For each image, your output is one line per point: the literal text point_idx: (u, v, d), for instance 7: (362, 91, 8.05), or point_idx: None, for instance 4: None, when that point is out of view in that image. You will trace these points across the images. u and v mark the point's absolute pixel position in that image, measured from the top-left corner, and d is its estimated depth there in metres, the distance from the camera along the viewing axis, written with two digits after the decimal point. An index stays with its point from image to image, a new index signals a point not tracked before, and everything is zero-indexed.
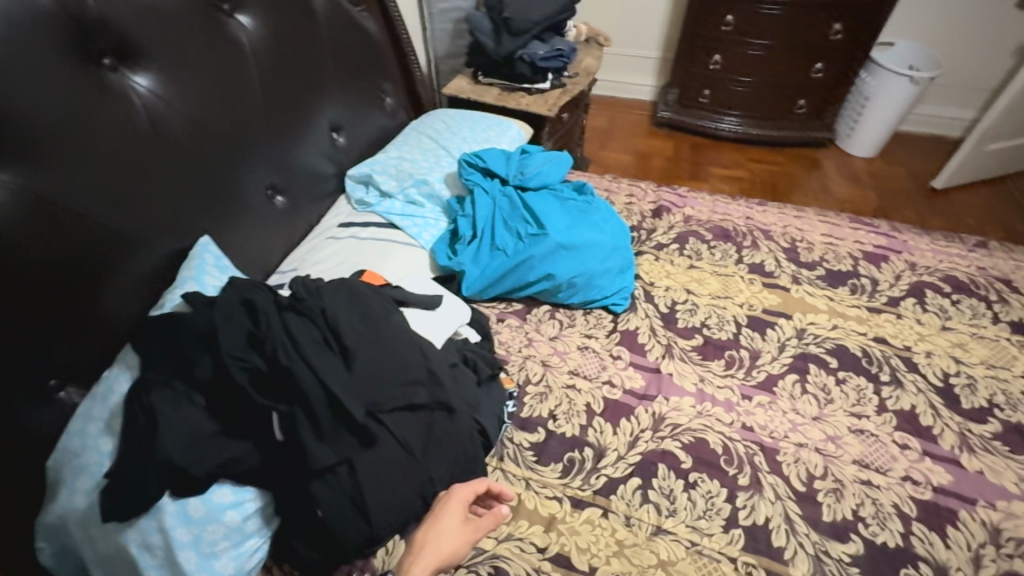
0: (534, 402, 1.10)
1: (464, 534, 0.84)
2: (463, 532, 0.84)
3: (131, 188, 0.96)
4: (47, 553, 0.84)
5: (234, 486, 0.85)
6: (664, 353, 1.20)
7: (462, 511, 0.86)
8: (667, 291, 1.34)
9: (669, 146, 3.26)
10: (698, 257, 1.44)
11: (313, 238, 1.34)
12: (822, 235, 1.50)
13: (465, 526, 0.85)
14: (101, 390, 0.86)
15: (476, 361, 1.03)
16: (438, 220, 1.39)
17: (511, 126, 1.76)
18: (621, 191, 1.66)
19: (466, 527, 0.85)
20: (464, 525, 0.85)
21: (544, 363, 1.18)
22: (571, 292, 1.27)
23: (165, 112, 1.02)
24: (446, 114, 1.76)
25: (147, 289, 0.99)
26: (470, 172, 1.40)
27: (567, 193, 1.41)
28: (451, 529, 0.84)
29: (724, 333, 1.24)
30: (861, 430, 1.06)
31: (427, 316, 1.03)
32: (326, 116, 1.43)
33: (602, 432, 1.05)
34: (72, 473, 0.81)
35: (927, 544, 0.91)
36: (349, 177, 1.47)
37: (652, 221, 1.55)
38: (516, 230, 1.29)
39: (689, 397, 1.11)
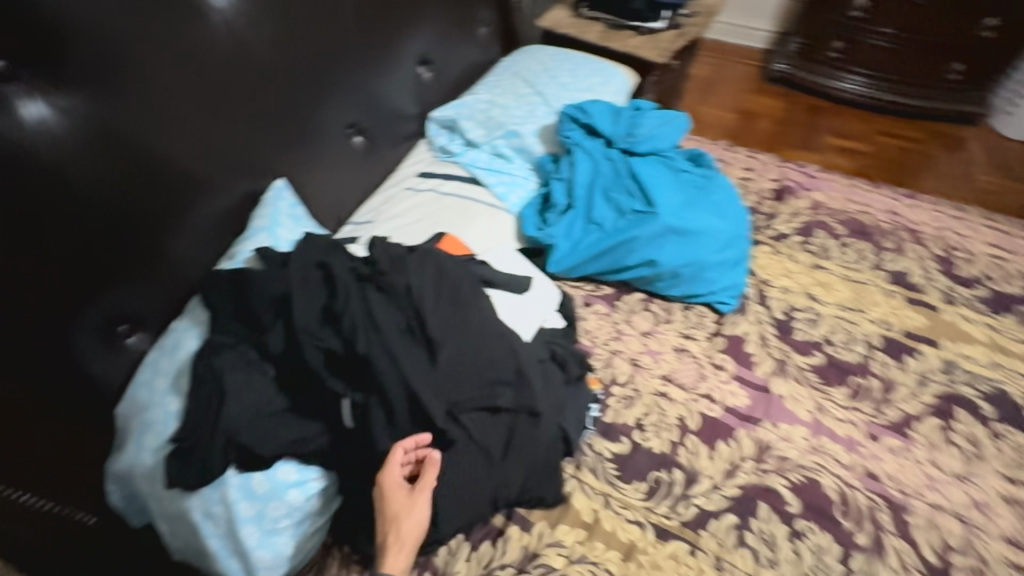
0: (619, 407, 0.97)
1: (421, 500, 0.72)
2: (419, 504, 0.71)
3: (204, 121, 0.86)
4: (117, 496, 0.82)
5: (299, 464, 0.79)
6: (777, 370, 1.03)
7: (402, 488, 0.71)
8: (784, 293, 1.14)
9: (779, 105, 2.85)
10: (826, 255, 1.22)
11: (389, 188, 1.22)
12: (987, 244, 1.24)
13: (415, 495, 0.72)
14: (169, 342, 0.81)
15: (564, 357, 0.90)
16: (527, 180, 1.23)
17: (617, 74, 1.52)
18: (737, 163, 1.43)
19: (419, 495, 0.72)
20: (412, 498, 0.71)
21: (633, 362, 1.04)
22: (672, 283, 1.10)
23: (246, 34, 0.90)
24: (543, 52, 1.54)
25: (219, 234, 0.91)
26: (570, 129, 1.22)
27: (681, 162, 1.20)
28: (404, 512, 0.70)
29: (852, 355, 1.05)
30: (1017, 501, 0.88)
31: (515, 301, 0.90)
32: (414, 47, 1.26)
33: (696, 454, 0.92)
34: (139, 428, 0.77)
35: None
36: (432, 120, 1.32)
37: (773, 204, 1.32)
38: (618, 204, 1.12)
39: (804, 427, 0.95)
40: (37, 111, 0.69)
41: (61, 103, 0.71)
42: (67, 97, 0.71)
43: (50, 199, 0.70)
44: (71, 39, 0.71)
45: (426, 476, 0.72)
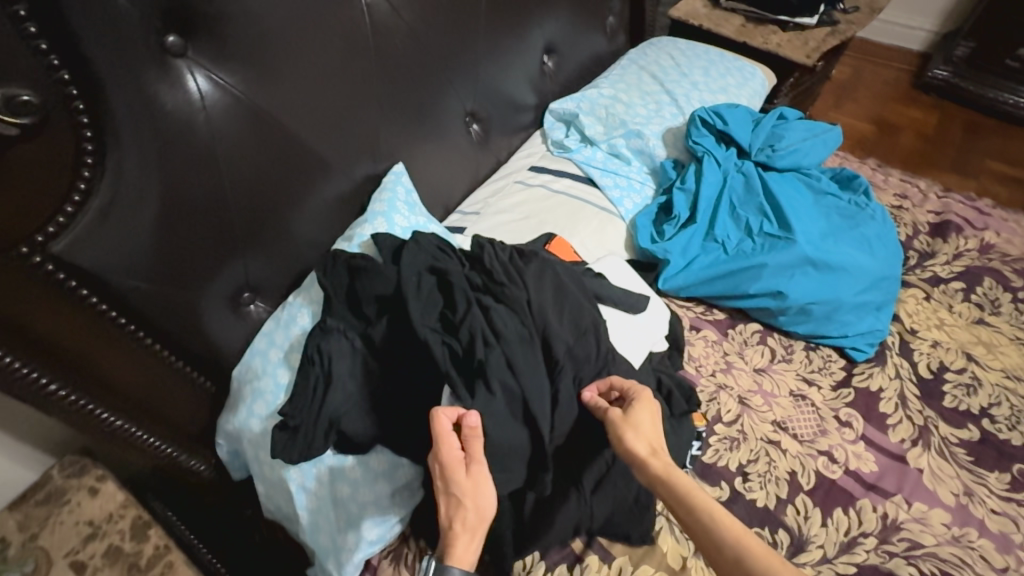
0: (722, 447, 0.89)
1: (478, 474, 0.64)
2: (477, 481, 0.63)
3: (341, 103, 0.87)
4: (224, 449, 0.89)
5: (391, 455, 0.79)
6: (918, 439, 0.89)
7: (456, 462, 0.63)
8: (935, 348, 0.98)
9: (932, 119, 2.49)
10: (993, 309, 1.03)
11: (499, 179, 1.19)
12: None
13: (470, 468, 0.64)
14: (284, 316, 0.84)
15: (672, 390, 0.83)
16: (644, 186, 1.15)
17: (756, 75, 1.38)
18: (889, 188, 1.25)
19: (474, 469, 0.64)
20: (469, 474, 0.63)
21: (742, 401, 0.94)
22: (799, 320, 0.98)
23: (388, 17, 0.90)
24: (675, 45, 1.42)
25: (339, 214, 0.93)
26: (701, 133, 1.10)
27: (825, 183, 1.06)
28: (466, 492, 0.62)
29: (1016, 436, 0.89)
30: None
31: (624, 322, 0.84)
32: (542, 35, 1.21)
33: (806, 518, 0.82)
34: (251, 394, 0.81)
35: None
36: (550, 111, 1.26)
37: (930, 240, 1.14)
38: (747, 223, 1.01)
39: (944, 511, 0.82)
40: (199, 85, 0.72)
41: (220, 79, 0.74)
42: (226, 75, 0.74)
43: (199, 172, 0.74)
44: (234, 17, 0.73)
45: (473, 445, 0.64)
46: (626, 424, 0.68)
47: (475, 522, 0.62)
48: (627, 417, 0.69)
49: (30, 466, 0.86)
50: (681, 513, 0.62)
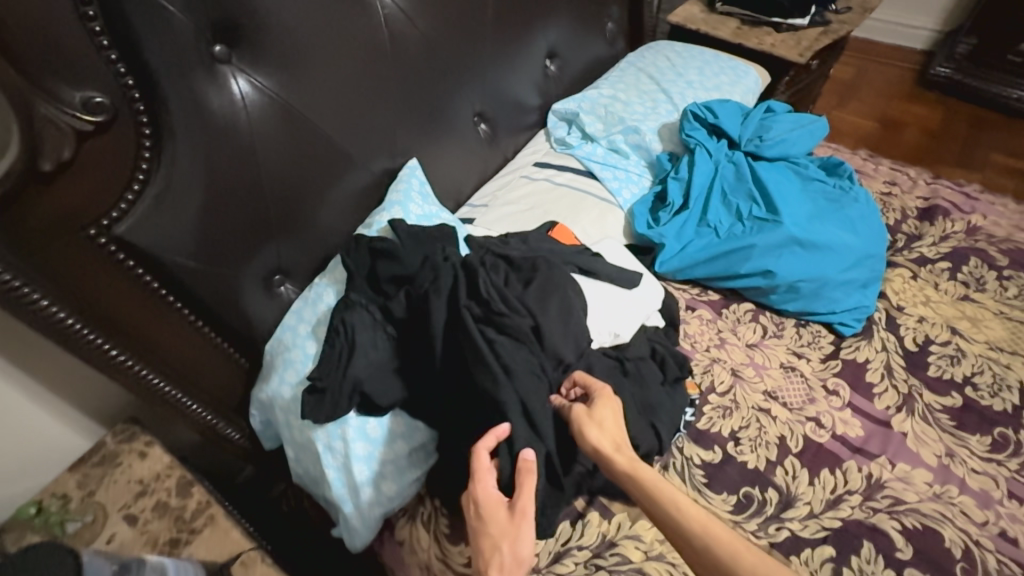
0: (715, 415, 0.95)
1: (523, 522, 0.68)
2: (523, 526, 0.68)
3: (361, 104, 0.96)
4: (257, 419, 0.98)
5: (408, 418, 0.88)
6: (903, 406, 0.94)
7: (501, 505, 0.69)
8: (921, 322, 1.04)
9: (936, 115, 2.52)
10: (978, 286, 1.08)
11: (506, 174, 1.28)
12: None
13: (519, 514, 0.68)
14: (311, 295, 0.93)
15: (665, 359, 0.90)
16: (641, 178, 1.23)
17: (749, 73, 1.45)
18: (879, 176, 1.30)
19: (520, 516, 0.68)
20: (512, 519, 0.68)
21: (734, 373, 1.00)
22: (788, 297, 1.04)
23: (403, 27, 0.99)
24: (672, 48, 1.51)
25: (359, 205, 1.03)
26: (693, 127, 1.18)
27: (812, 170, 1.13)
28: (508, 535, 0.67)
29: (998, 402, 0.93)
30: None
31: (621, 297, 0.90)
32: (544, 41, 1.31)
33: (794, 478, 0.88)
34: (282, 364, 0.90)
35: None
36: (553, 112, 1.35)
37: (918, 223, 1.19)
38: (737, 208, 1.08)
39: (926, 470, 0.87)
40: (240, 88, 0.82)
41: (258, 83, 0.84)
42: (263, 79, 0.84)
43: (239, 164, 0.84)
44: (271, 27, 0.83)
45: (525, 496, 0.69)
46: (590, 421, 0.75)
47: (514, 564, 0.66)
48: (590, 412, 0.76)
49: (85, 434, 0.96)
50: (654, 511, 0.67)
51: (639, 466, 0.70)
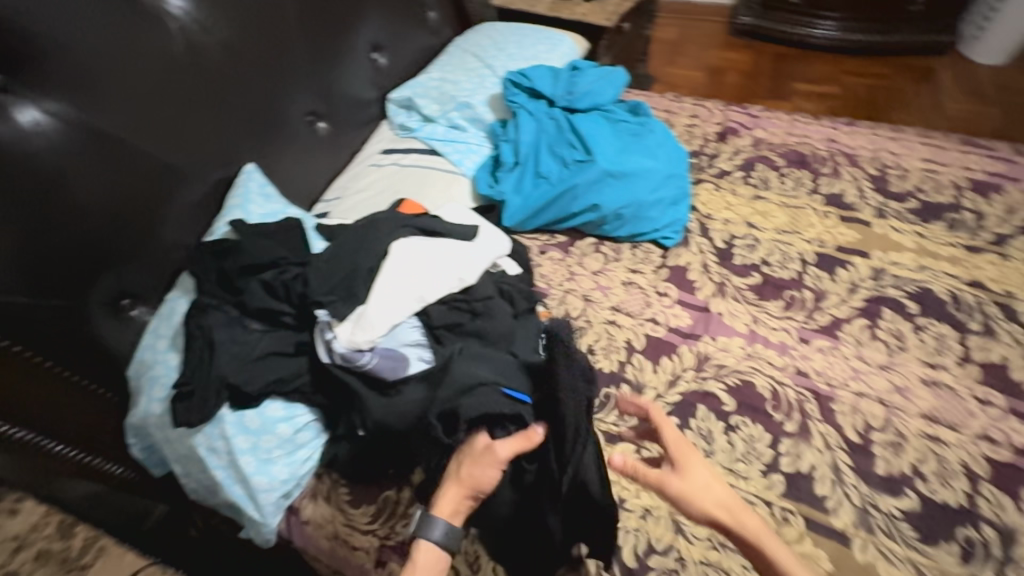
0: (573, 336, 1.08)
1: (489, 461, 0.75)
2: (474, 461, 0.76)
3: (177, 116, 0.98)
4: (137, 447, 0.96)
5: (285, 403, 0.91)
6: (716, 292, 1.12)
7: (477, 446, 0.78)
8: (725, 224, 1.23)
9: (749, 59, 2.91)
10: (765, 186, 1.30)
11: (356, 166, 1.35)
12: (922, 158, 1.29)
13: (492, 456, 0.75)
14: (165, 310, 0.94)
15: (512, 293, 1.00)
16: (480, 146, 1.34)
17: (564, 40, 1.61)
18: (683, 112, 1.52)
19: (495, 456, 0.75)
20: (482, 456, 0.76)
21: (585, 298, 1.14)
22: (617, 224, 1.19)
23: (201, 37, 1.02)
24: (493, 28, 1.63)
25: (201, 216, 1.04)
26: (513, 92, 1.31)
27: (620, 113, 1.29)
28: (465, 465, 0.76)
29: (787, 272, 1.14)
30: (936, 382, 0.96)
31: (462, 247, 0.99)
32: (364, 37, 1.38)
33: (641, 370, 1.02)
34: (147, 383, 0.90)
35: (995, 507, 0.83)
36: (391, 101, 1.43)
37: (716, 145, 1.41)
38: (561, 156, 1.22)
39: (738, 337, 1.05)
40: (33, 117, 0.82)
41: (52, 109, 0.84)
42: (56, 105, 0.84)
43: (50, 192, 0.83)
44: (51, 52, 0.84)
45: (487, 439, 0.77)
46: (694, 491, 0.73)
47: (463, 489, 0.76)
48: (687, 479, 0.75)
49: None
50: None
51: (763, 537, 0.72)
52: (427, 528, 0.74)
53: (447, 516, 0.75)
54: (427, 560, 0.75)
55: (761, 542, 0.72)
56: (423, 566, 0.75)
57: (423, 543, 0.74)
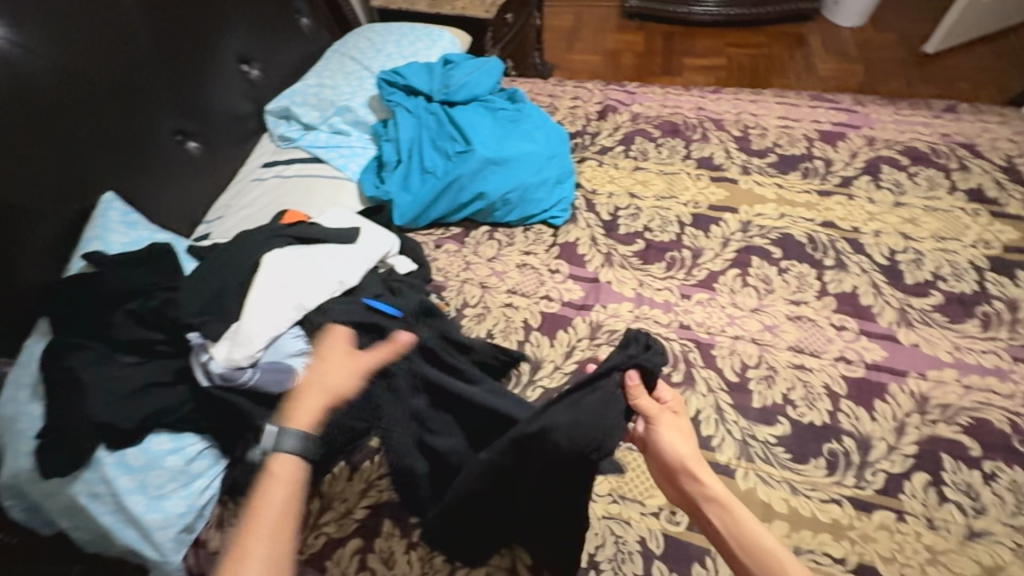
0: (472, 323, 1.10)
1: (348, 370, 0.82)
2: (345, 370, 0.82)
3: (14, 153, 0.90)
4: (16, 509, 0.88)
5: (172, 434, 0.88)
6: (604, 262, 1.17)
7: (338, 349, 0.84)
8: (609, 197, 1.29)
9: (641, 39, 3.03)
10: (644, 156, 1.37)
11: (238, 183, 1.31)
12: (778, 117, 1.41)
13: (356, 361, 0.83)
14: (23, 357, 0.88)
15: (402, 290, 1.01)
16: (365, 149, 1.33)
17: (444, 35, 1.61)
18: (565, 96, 1.57)
19: (356, 360, 0.83)
20: (350, 359, 0.83)
21: (482, 285, 1.16)
22: (506, 209, 1.22)
23: (27, 64, 0.93)
24: (371, 29, 1.62)
25: (57, 254, 0.97)
26: (391, 92, 1.30)
27: (498, 102, 1.32)
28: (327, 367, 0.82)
29: (667, 235, 1.20)
30: (799, 317, 1.05)
31: (345, 251, 0.99)
32: (229, 49, 1.33)
33: (539, 345, 1.06)
34: (12, 438, 0.84)
35: (852, 419, 0.92)
36: (269, 113, 1.39)
37: (597, 123, 1.47)
38: (444, 149, 1.23)
39: (627, 302, 1.11)
40: None
41: None
42: None
43: None
44: None
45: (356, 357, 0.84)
46: (676, 439, 0.79)
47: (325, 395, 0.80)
48: (676, 422, 0.82)
49: None
50: (733, 540, 0.69)
51: (729, 496, 0.72)
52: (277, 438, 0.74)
53: (299, 424, 0.76)
54: (278, 485, 0.72)
55: (725, 496, 0.72)
56: (276, 483, 0.72)
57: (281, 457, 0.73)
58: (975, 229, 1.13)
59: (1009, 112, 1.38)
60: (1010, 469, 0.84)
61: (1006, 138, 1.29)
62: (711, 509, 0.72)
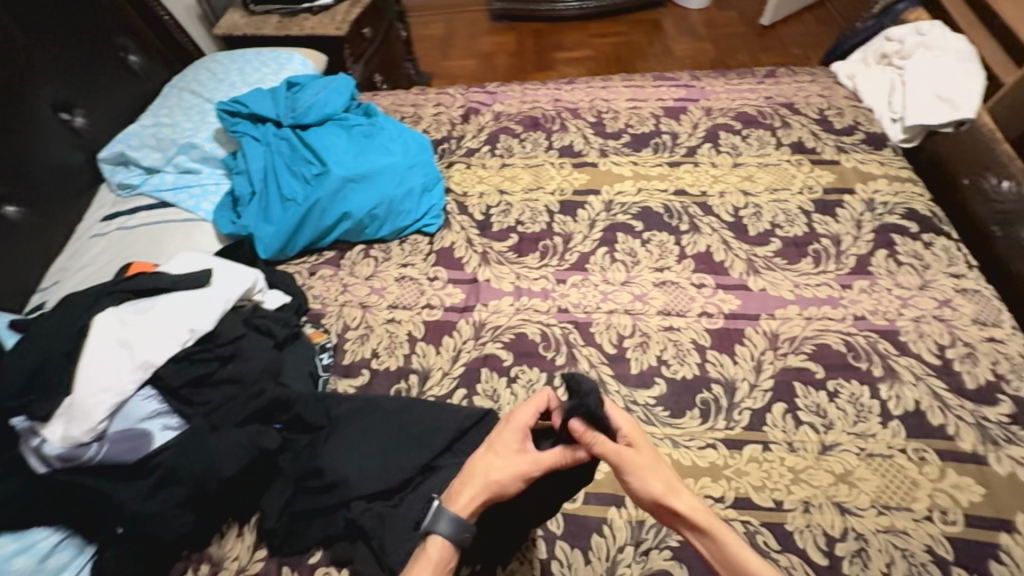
0: (355, 346, 1.07)
1: (510, 458, 0.70)
2: (486, 452, 0.71)
3: None
4: None
5: (14, 534, 0.76)
6: (481, 262, 1.19)
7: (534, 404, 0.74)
8: (480, 197, 1.31)
9: (513, 39, 3.11)
10: (509, 153, 1.40)
11: (76, 242, 1.19)
12: (627, 99, 1.50)
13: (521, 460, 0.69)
14: None
15: (268, 325, 0.97)
16: (218, 185, 1.25)
17: (293, 57, 1.56)
18: (428, 103, 1.57)
19: (529, 456, 0.70)
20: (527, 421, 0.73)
21: (362, 305, 1.13)
22: (376, 225, 1.20)
23: None
24: (212, 59, 1.53)
25: None
26: (234, 122, 1.24)
27: (353, 118, 1.30)
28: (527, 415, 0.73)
29: (537, 225, 1.24)
30: (664, 282, 1.12)
31: (194, 296, 0.93)
32: (40, 99, 1.20)
33: (426, 355, 1.05)
34: None
35: (718, 367, 0.99)
36: (102, 161, 1.28)
37: (462, 126, 1.49)
38: (301, 174, 1.19)
39: (507, 296, 1.13)
40: None
41: None
42: None
43: None
44: None
45: (505, 431, 0.72)
46: (644, 471, 0.68)
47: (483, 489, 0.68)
48: (637, 452, 0.70)
49: None
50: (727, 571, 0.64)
51: (713, 521, 0.65)
52: (433, 520, 0.67)
53: (460, 511, 0.67)
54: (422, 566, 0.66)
55: (710, 523, 0.65)
56: (426, 565, 0.66)
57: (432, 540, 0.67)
58: (800, 178, 1.26)
59: (818, 71, 1.55)
60: (848, 383, 0.95)
61: (817, 94, 1.45)
62: (704, 541, 0.66)
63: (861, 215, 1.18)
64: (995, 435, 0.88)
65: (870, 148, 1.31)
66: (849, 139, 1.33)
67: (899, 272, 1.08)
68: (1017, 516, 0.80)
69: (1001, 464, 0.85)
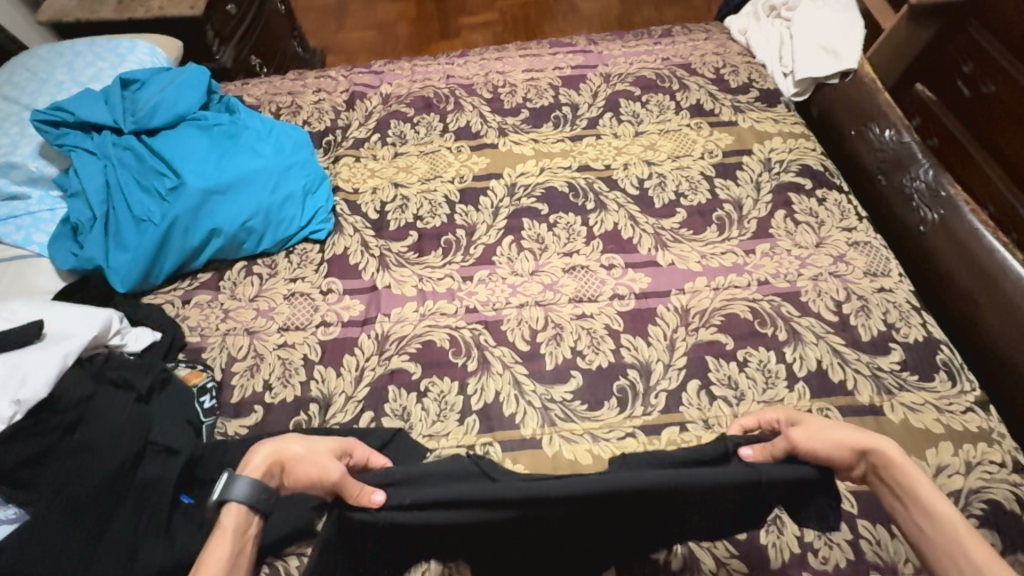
0: (244, 380, 0.95)
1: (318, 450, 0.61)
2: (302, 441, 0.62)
3: None
4: None
5: None
6: (379, 266, 1.09)
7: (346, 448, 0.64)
8: (373, 193, 1.19)
9: (411, 5, 2.89)
10: (402, 140, 1.28)
11: None
12: (524, 71, 1.40)
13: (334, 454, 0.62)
14: None
15: (127, 376, 0.84)
16: (54, 210, 1.05)
17: (138, 45, 1.33)
18: (307, 90, 1.41)
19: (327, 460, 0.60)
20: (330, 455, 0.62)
21: (249, 331, 1.01)
22: (254, 238, 1.07)
23: None
24: (33, 55, 1.28)
25: None
26: (59, 134, 1.04)
27: (211, 117, 1.13)
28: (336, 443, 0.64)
29: (438, 219, 1.15)
30: (574, 268, 1.07)
31: (20, 354, 0.78)
32: None
33: (325, 379, 0.95)
34: None
35: (633, 350, 0.97)
36: None
37: (347, 114, 1.35)
38: (153, 189, 1.03)
39: (410, 302, 1.04)
40: None
41: None
42: None
43: None
44: None
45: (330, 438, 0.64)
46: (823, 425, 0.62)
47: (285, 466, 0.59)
48: (808, 430, 0.62)
49: None
50: (922, 517, 0.55)
51: (909, 463, 0.58)
52: (226, 486, 0.55)
53: (258, 478, 0.57)
54: (219, 539, 0.54)
55: (873, 443, 0.60)
56: (219, 536, 0.54)
57: (226, 509, 0.55)
58: (700, 142, 1.24)
59: (713, 27, 1.52)
60: (756, 351, 0.96)
61: (712, 52, 1.42)
62: (892, 476, 0.58)
63: (759, 176, 1.18)
64: (888, 384, 0.91)
65: (764, 106, 1.30)
66: (744, 98, 1.32)
67: (797, 232, 1.09)
68: (910, 460, 0.84)
69: (895, 412, 0.89)
